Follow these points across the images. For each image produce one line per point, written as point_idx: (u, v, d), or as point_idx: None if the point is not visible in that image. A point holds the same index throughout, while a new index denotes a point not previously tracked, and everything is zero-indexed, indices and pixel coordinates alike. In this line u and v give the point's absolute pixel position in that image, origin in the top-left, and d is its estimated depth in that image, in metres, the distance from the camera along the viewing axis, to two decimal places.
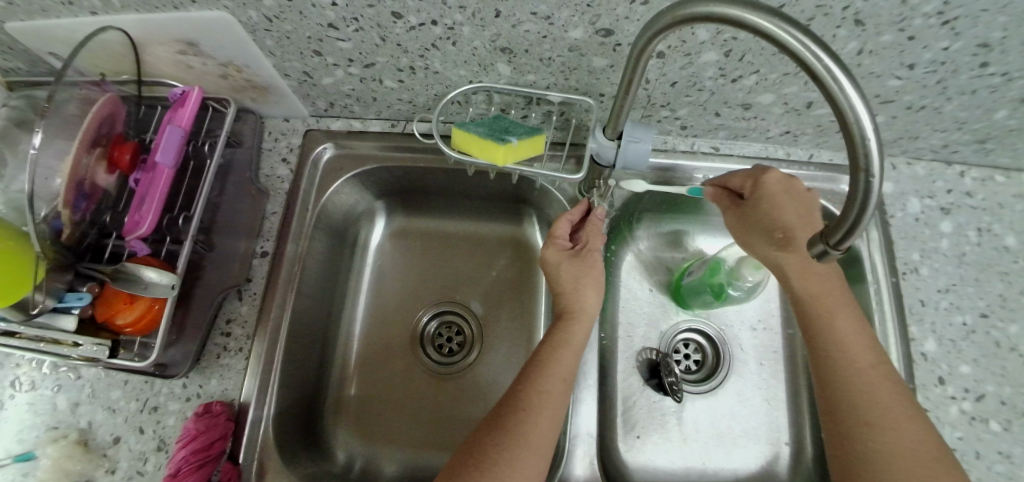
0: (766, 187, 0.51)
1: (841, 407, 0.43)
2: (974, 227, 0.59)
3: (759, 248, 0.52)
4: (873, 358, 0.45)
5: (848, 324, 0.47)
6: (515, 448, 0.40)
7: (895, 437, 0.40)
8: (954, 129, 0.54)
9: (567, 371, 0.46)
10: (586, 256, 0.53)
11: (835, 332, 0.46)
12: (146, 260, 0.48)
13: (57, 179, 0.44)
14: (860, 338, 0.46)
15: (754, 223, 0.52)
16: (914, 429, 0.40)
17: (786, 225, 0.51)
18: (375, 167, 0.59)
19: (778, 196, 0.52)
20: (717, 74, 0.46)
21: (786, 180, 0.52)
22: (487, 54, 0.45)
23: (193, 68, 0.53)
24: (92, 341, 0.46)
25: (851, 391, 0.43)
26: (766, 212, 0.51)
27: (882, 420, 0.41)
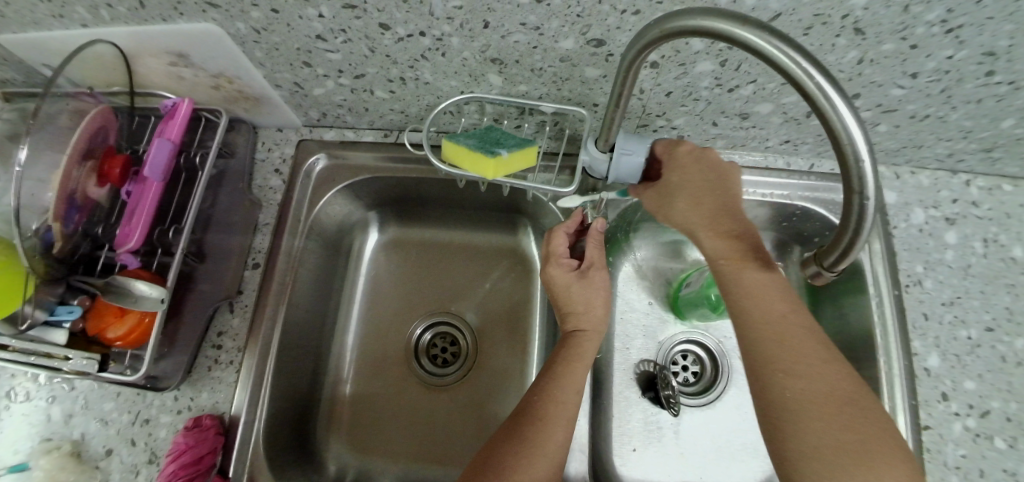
0: (680, 157, 0.45)
1: (757, 358, 0.37)
2: (980, 238, 0.57)
3: (689, 224, 0.44)
4: (781, 308, 0.38)
5: (761, 276, 0.40)
6: (526, 465, 0.40)
7: (817, 387, 0.35)
8: (960, 138, 0.53)
9: (574, 382, 0.45)
10: (592, 272, 0.52)
11: (743, 283, 0.40)
12: (137, 273, 0.48)
13: (48, 193, 0.44)
14: (772, 289, 0.39)
15: (671, 197, 0.45)
16: (838, 373, 0.36)
17: (716, 201, 0.43)
18: (368, 178, 0.59)
19: (687, 168, 0.44)
20: (713, 84, 0.45)
21: (701, 151, 0.44)
22: (478, 65, 0.44)
23: (184, 79, 0.53)
24: (81, 355, 0.45)
25: (765, 340, 0.37)
26: (677, 184, 0.45)
27: (794, 367, 0.36)
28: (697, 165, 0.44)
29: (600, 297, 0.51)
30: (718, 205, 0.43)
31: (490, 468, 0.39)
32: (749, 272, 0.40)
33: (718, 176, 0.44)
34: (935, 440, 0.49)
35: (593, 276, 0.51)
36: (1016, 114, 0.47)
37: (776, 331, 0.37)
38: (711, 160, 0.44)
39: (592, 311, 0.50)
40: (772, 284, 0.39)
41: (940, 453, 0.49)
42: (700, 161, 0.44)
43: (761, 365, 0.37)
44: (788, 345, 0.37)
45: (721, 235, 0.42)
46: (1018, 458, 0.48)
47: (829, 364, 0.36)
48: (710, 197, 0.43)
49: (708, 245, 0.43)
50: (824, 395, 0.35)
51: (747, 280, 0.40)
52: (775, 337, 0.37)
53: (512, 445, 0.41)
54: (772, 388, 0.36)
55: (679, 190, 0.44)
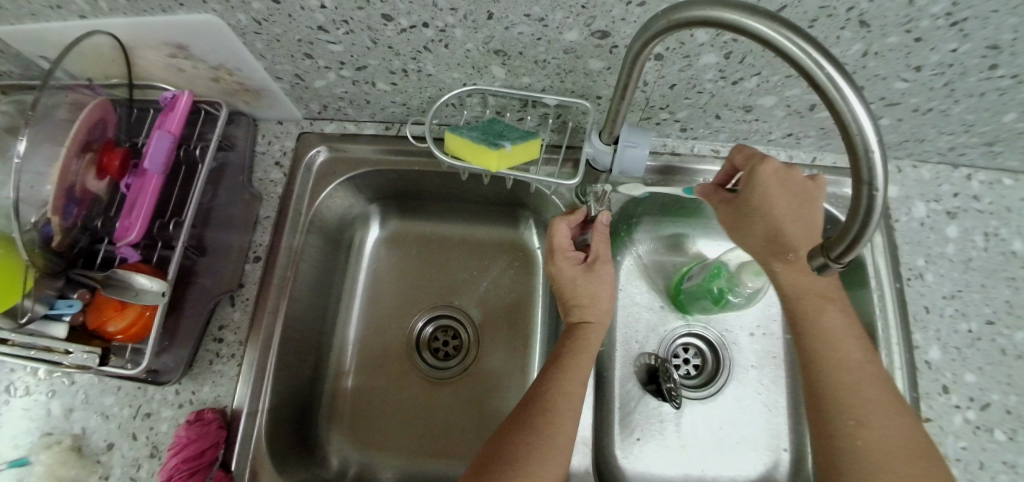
0: (761, 178, 0.44)
1: (832, 400, 0.42)
2: (980, 232, 0.57)
3: (765, 254, 0.47)
4: (860, 357, 0.43)
5: (838, 319, 0.44)
6: (537, 454, 0.40)
7: (889, 441, 0.39)
8: (962, 132, 0.53)
9: (581, 370, 0.46)
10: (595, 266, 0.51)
11: (824, 330, 0.44)
12: (138, 266, 0.48)
13: (46, 186, 0.44)
14: (847, 336, 0.44)
15: (752, 220, 0.46)
16: (911, 426, 0.40)
17: (789, 226, 0.45)
18: (369, 171, 0.58)
19: (771, 189, 0.45)
20: (717, 77, 0.45)
21: (786, 171, 0.45)
22: (480, 57, 0.44)
23: (184, 71, 0.52)
24: (82, 349, 0.45)
25: (842, 389, 0.42)
26: (759, 203, 0.45)
27: (874, 422, 0.40)
28: (791, 196, 0.45)
29: (605, 291, 0.51)
30: (811, 234, 0.46)
31: (502, 458, 0.39)
32: (827, 315, 0.44)
33: (806, 201, 0.45)
34: (936, 432, 0.50)
35: (597, 269, 0.51)
36: (1019, 107, 0.47)
37: (847, 378, 0.42)
38: (799, 182, 0.45)
39: (597, 304, 0.50)
40: (852, 330, 0.44)
41: (941, 445, 0.49)
42: (784, 183, 0.45)
43: (836, 410, 0.41)
44: (859, 391, 0.41)
45: (797, 266, 0.46)
46: (1017, 451, 0.49)
47: (900, 418, 0.40)
48: (800, 227, 0.46)
49: (785, 278, 0.47)
50: (900, 449, 0.39)
51: (825, 324, 0.44)
52: (850, 387, 0.41)
53: (527, 433, 0.41)
54: (846, 434, 0.40)
55: (772, 221, 0.46)
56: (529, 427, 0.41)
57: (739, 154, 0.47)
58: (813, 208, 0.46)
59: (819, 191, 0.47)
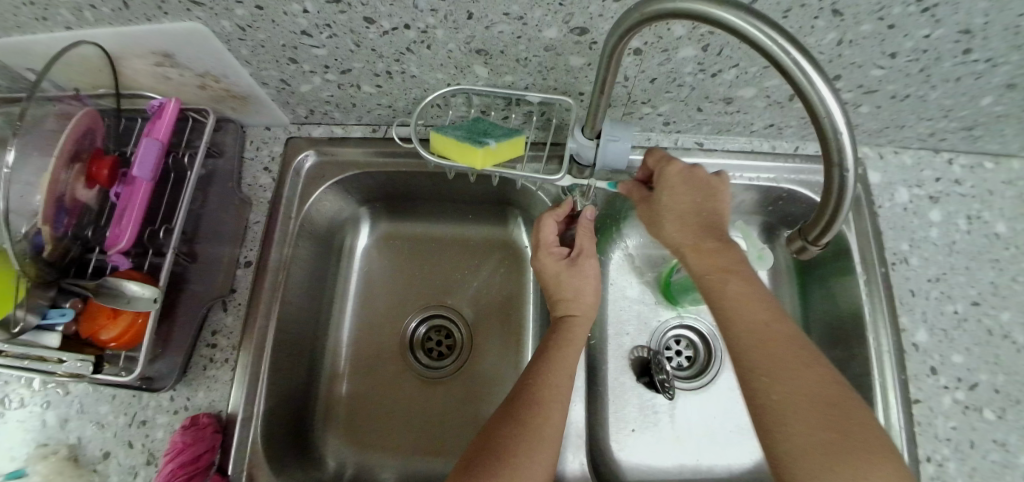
0: (669, 176, 0.47)
1: (745, 361, 0.40)
2: (963, 215, 0.58)
3: (676, 242, 0.47)
4: (766, 315, 0.41)
5: (743, 287, 0.43)
6: (530, 443, 0.40)
7: (797, 385, 0.37)
8: (941, 117, 0.54)
9: (570, 363, 0.46)
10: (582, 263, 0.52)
11: (727, 295, 0.43)
12: (130, 274, 0.48)
13: (36, 196, 0.44)
14: (754, 302, 0.42)
15: (662, 215, 0.48)
16: (824, 379, 0.38)
17: (706, 216, 0.46)
18: (357, 173, 0.59)
19: (676, 187, 0.47)
20: (696, 70, 0.46)
21: (690, 170, 0.46)
22: (463, 57, 0.45)
23: (171, 79, 0.53)
24: (76, 357, 0.46)
25: (751, 346, 0.40)
26: (668, 202, 0.47)
27: (784, 372, 0.38)
28: (687, 192, 0.46)
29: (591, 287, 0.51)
30: (701, 229, 0.46)
31: (493, 448, 0.40)
32: (731, 284, 0.43)
33: (715, 197, 0.46)
34: (926, 413, 0.50)
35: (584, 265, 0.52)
36: (994, 91, 0.48)
37: (758, 336, 0.40)
38: (700, 179, 0.46)
39: (583, 297, 0.51)
40: (758, 294, 0.42)
41: (931, 426, 0.50)
42: (689, 181, 0.46)
43: (746, 368, 0.39)
44: (775, 348, 0.39)
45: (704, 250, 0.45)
46: (1007, 429, 0.49)
47: (819, 371, 0.38)
48: (692, 217, 0.46)
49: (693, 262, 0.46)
50: (806, 393, 0.37)
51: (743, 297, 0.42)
52: (764, 344, 0.39)
53: (517, 423, 0.41)
54: (758, 389, 0.38)
55: (667, 217, 0.47)
56: (519, 417, 0.42)
57: (655, 161, 0.49)
58: (716, 202, 0.47)
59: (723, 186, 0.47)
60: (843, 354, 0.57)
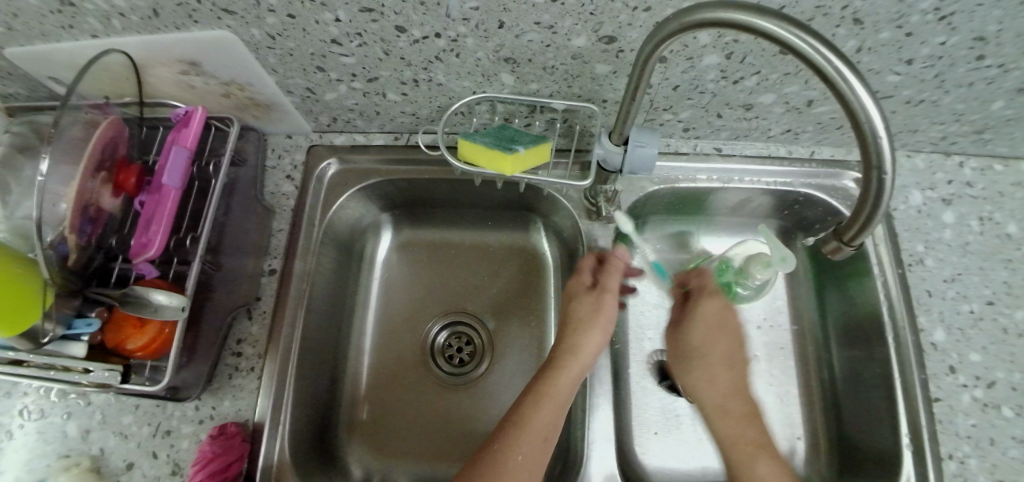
0: (703, 316, 0.55)
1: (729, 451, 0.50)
2: (975, 217, 0.59)
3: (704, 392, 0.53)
4: (753, 434, 0.50)
5: (752, 430, 0.51)
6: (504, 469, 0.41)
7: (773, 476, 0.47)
8: (952, 121, 0.55)
9: (562, 394, 0.46)
10: (595, 300, 0.51)
11: (722, 401, 0.52)
12: (156, 282, 0.48)
13: (63, 204, 0.44)
14: (739, 397, 0.52)
15: (691, 365, 0.54)
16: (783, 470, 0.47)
17: (733, 360, 0.54)
18: (380, 181, 0.59)
19: (710, 334, 0.55)
20: (719, 77, 0.47)
21: (719, 313, 0.56)
22: (490, 65, 0.45)
23: (195, 87, 0.53)
24: (103, 367, 0.45)
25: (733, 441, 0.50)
26: (699, 348, 0.54)
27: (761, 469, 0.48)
28: (718, 320, 0.56)
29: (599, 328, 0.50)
30: (731, 355, 0.54)
31: None
32: (761, 460, 0.48)
33: (723, 344, 0.54)
34: (946, 411, 0.51)
35: (598, 301, 0.51)
36: (1005, 95, 0.50)
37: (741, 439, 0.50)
38: (730, 318, 0.55)
39: (585, 328, 0.50)
40: (743, 377, 0.53)
41: (952, 424, 0.51)
42: (721, 327, 0.55)
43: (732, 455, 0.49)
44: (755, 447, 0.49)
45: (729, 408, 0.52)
46: None
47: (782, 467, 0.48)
48: (728, 362, 0.54)
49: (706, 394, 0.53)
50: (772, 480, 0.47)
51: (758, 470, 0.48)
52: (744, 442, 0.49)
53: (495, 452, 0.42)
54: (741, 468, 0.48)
55: (704, 327, 0.55)
56: (499, 445, 0.43)
57: (700, 278, 0.58)
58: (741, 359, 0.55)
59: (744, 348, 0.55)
60: (862, 355, 0.57)
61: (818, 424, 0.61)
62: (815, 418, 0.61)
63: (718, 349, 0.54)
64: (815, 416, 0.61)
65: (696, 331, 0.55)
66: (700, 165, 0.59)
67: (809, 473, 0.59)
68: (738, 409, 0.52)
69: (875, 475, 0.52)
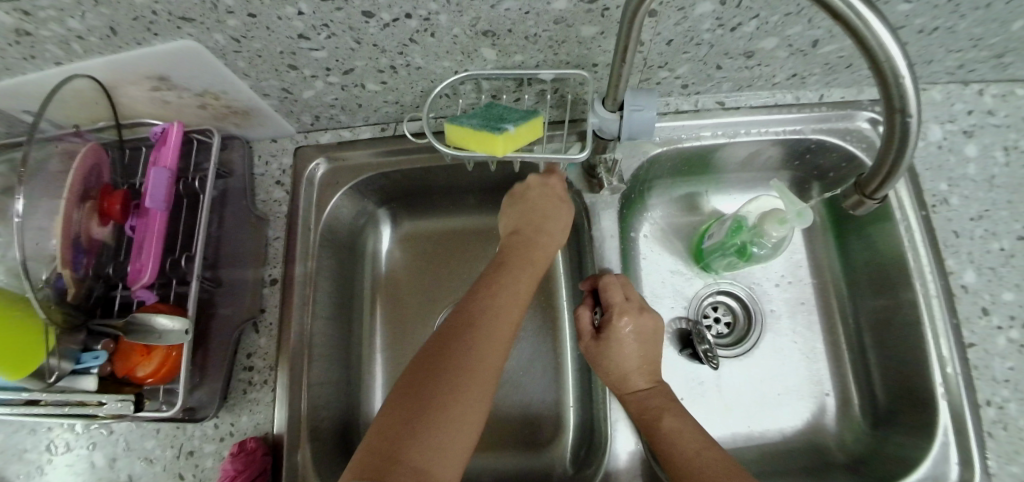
0: (615, 330, 0.48)
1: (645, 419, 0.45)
2: (1000, 147, 0.56)
3: (618, 386, 0.49)
4: (654, 399, 0.46)
5: (655, 399, 0.46)
6: (482, 356, 0.39)
7: (670, 427, 0.43)
8: (970, 47, 0.51)
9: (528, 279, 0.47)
10: (552, 204, 0.52)
11: (628, 376, 0.48)
12: (156, 307, 0.47)
13: (51, 240, 0.43)
14: (636, 373, 0.48)
15: (611, 363, 0.49)
16: (675, 424, 0.43)
17: (647, 362, 0.48)
18: (372, 175, 0.57)
19: (626, 342, 0.48)
20: (715, 25, 0.43)
21: (634, 325, 0.48)
22: (469, 41, 0.43)
23: (170, 102, 0.51)
24: (115, 398, 0.45)
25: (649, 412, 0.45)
26: (615, 354, 0.48)
27: (670, 428, 0.43)
28: (635, 336, 0.48)
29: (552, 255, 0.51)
30: (636, 365, 0.48)
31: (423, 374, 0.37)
32: (665, 419, 0.44)
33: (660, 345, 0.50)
34: (982, 356, 0.49)
35: (552, 209, 0.51)
36: None
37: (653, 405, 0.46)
38: (647, 328, 0.49)
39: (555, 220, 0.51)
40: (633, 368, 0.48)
41: (988, 369, 0.49)
42: (639, 337, 0.48)
43: (648, 420, 0.45)
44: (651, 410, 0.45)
45: (641, 394, 0.47)
46: None
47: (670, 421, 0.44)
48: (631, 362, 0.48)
49: (617, 381, 0.48)
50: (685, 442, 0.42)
51: (664, 422, 0.44)
52: (646, 407, 0.46)
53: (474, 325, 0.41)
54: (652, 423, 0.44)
55: (618, 342, 0.48)
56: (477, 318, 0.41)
57: (607, 286, 0.50)
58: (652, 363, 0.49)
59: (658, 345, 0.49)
60: (890, 303, 0.55)
61: (847, 377, 0.59)
62: (844, 372, 0.59)
63: (619, 358, 0.48)
64: (844, 370, 0.60)
65: (610, 347, 0.49)
66: (702, 121, 0.56)
67: (841, 430, 0.57)
68: (649, 392, 0.47)
69: (911, 429, 0.51)
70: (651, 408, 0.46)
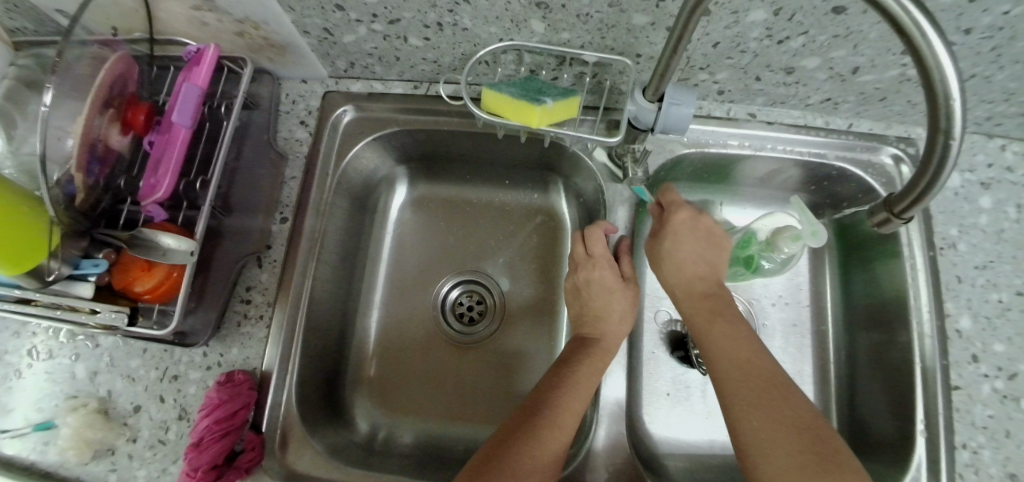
0: (675, 222, 0.51)
1: (721, 374, 0.43)
2: (1013, 203, 0.57)
3: (691, 308, 0.48)
4: (750, 353, 0.43)
5: (729, 331, 0.45)
6: (547, 441, 0.39)
7: (754, 388, 0.41)
8: (1002, 101, 0.52)
9: (588, 382, 0.44)
10: (606, 300, 0.50)
11: (711, 311, 0.47)
12: (164, 227, 0.46)
13: (69, 140, 0.42)
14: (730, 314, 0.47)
15: (667, 259, 0.51)
16: (776, 383, 0.41)
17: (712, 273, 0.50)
18: (398, 130, 0.57)
19: (682, 232, 0.51)
20: (763, 35, 0.44)
21: (694, 219, 0.51)
22: (521, 10, 0.42)
23: (208, 24, 0.50)
24: (109, 309, 0.44)
25: (729, 363, 0.43)
26: (671, 245, 0.51)
27: (761, 401, 0.40)
28: (691, 229, 0.51)
29: (692, 247, 0.50)
30: (697, 258, 0.50)
31: (506, 448, 0.38)
32: (753, 357, 0.43)
33: (725, 248, 0.51)
34: (965, 400, 0.50)
35: (605, 304, 0.50)
36: None
37: (748, 369, 0.42)
38: (703, 225, 0.51)
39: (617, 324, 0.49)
40: (745, 337, 0.44)
41: (969, 413, 0.50)
42: (695, 227, 0.51)
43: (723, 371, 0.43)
44: (749, 370, 0.42)
45: (702, 304, 0.47)
46: None
47: (760, 373, 0.42)
48: (694, 259, 0.50)
49: (686, 306, 0.49)
50: (766, 401, 0.40)
51: (747, 359, 0.43)
52: (735, 361, 0.43)
53: (548, 394, 0.43)
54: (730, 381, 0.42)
55: (675, 230, 0.51)
56: (553, 384, 0.44)
57: (665, 191, 0.54)
58: (716, 258, 0.50)
59: (720, 239, 0.51)
60: (884, 338, 0.56)
61: (831, 403, 0.60)
62: (828, 398, 0.60)
63: (676, 258, 0.50)
64: (828, 396, 0.60)
65: (665, 239, 0.51)
66: (732, 130, 0.57)
67: None
68: (709, 302, 0.48)
69: (887, 458, 0.52)
70: (740, 353, 0.43)
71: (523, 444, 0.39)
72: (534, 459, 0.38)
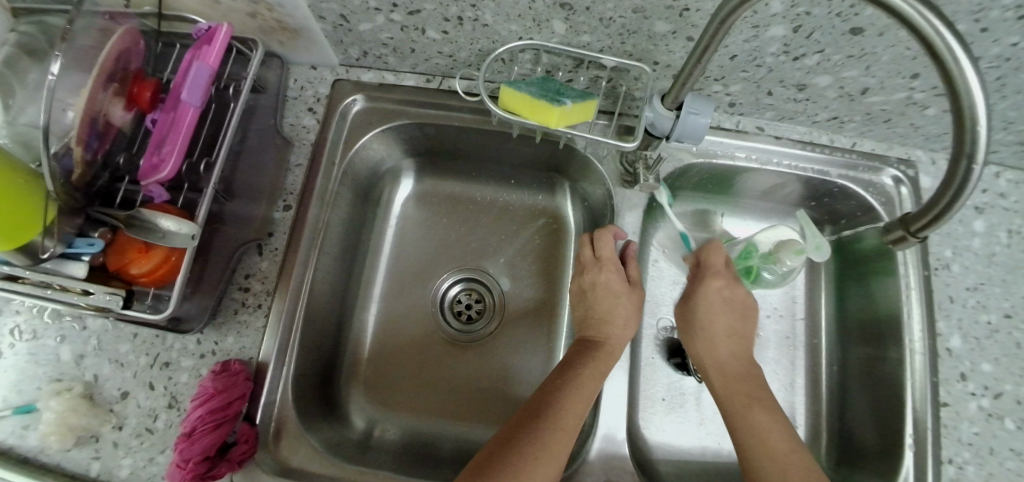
0: (709, 293, 0.52)
1: (750, 450, 0.44)
2: (1005, 228, 0.58)
3: (721, 381, 0.49)
4: (784, 440, 0.44)
5: (764, 414, 0.45)
6: (552, 443, 0.39)
7: (786, 469, 0.42)
8: (1000, 128, 0.53)
9: (592, 387, 0.44)
10: (611, 305, 0.51)
11: (742, 389, 0.47)
12: (164, 209, 0.45)
13: (70, 112, 0.40)
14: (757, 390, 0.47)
15: (700, 324, 0.52)
16: (801, 462, 0.42)
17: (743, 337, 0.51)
18: (407, 123, 0.57)
19: (715, 306, 0.52)
20: (780, 51, 0.44)
21: (728, 291, 0.52)
22: (544, 9, 0.42)
23: (220, 3, 0.49)
24: (104, 291, 0.43)
25: (758, 440, 0.44)
26: (705, 313, 0.52)
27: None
28: (724, 300, 0.52)
29: (726, 322, 0.51)
30: (731, 331, 0.51)
31: (508, 450, 0.38)
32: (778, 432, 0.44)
33: (751, 319, 0.52)
34: (952, 417, 0.51)
35: (610, 309, 0.50)
36: None
37: (777, 453, 0.43)
38: (737, 298, 0.52)
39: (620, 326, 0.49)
40: (775, 420, 0.45)
41: (956, 430, 0.51)
42: (728, 302, 0.52)
43: (754, 451, 0.43)
44: (777, 451, 0.43)
45: (733, 378, 0.48)
46: None
47: (790, 455, 0.42)
48: (726, 337, 0.51)
49: (717, 377, 0.50)
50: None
51: (775, 441, 0.44)
52: (762, 438, 0.44)
53: (552, 396, 0.42)
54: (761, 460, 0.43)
55: (708, 300, 0.52)
56: (557, 387, 0.43)
57: (707, 251, 0.56)
58: (748, 333, 0.51)
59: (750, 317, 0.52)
60: (877, 354, 0.57)
61: (821, 415, 0.61)
62: (819, 410, 0.61)
63: (709, 328, 0.51)
64: (819, 408, 0.62)
65: (698, 308, 0.52)
66: (741, 142, 0.57)
67: None
68: (740, 375, 0.49)
69: (875, 471, 0.53)
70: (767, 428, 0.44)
71: (526, 448, 0.38)
72: (538, 462, 0.37)
